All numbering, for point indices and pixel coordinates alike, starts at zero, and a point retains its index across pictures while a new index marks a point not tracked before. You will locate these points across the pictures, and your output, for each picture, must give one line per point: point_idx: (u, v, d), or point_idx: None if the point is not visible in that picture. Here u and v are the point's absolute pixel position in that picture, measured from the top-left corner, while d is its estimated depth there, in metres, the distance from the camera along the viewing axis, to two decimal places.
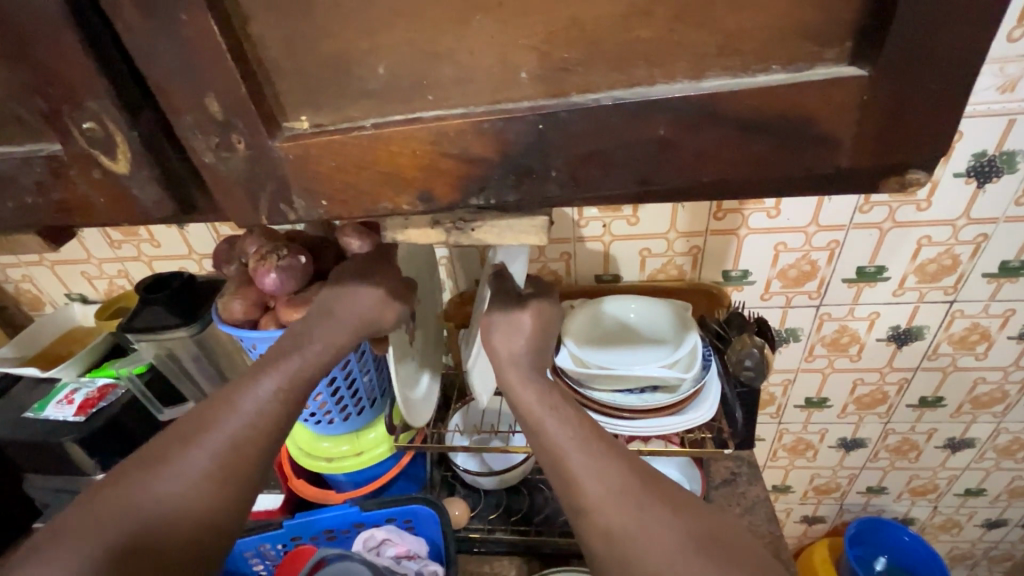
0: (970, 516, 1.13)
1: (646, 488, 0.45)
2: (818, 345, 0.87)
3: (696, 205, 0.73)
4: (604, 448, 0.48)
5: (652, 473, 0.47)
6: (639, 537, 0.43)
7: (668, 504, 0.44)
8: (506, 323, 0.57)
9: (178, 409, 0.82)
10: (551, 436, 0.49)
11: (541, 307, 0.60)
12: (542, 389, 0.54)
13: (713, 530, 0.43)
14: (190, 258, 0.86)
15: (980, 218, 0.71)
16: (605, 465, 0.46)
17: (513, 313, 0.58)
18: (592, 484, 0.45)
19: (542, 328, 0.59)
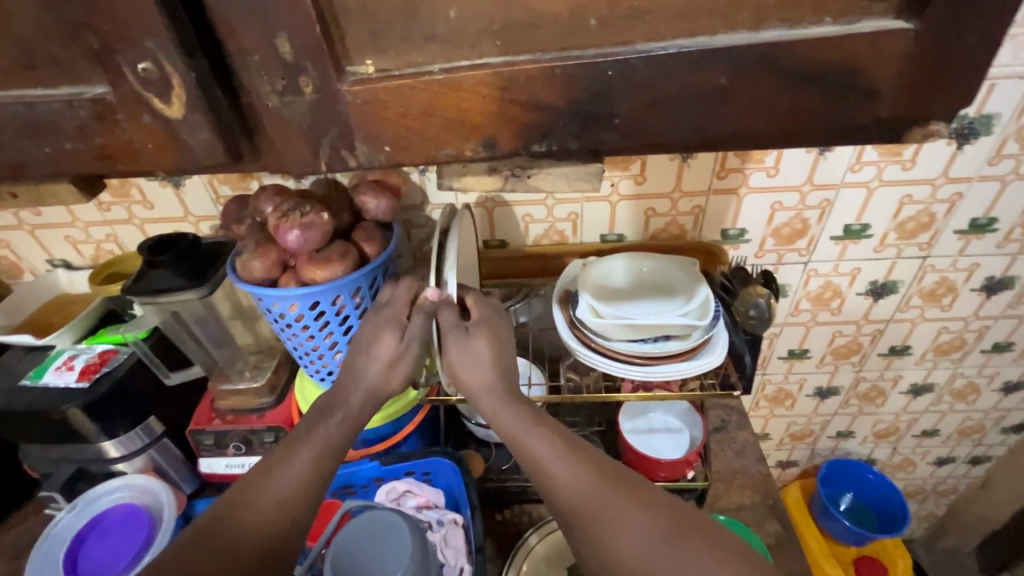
0: (924, 455, 1.25)
1: (617, 491, 0.51)
2: (804, 300, 0.93)
3: (701, 165, 0.76)
4: (577, 460, 0.53)
5: (625, 477, 0.53)
6: (617, 538, 0.49)
7: (636, 502, 0.50)
8: (465, 356, 0.59)
9: (185, 374, 0.82)
10: (531, 455, 0.55)
11: (495, 329, 0.61)
12: (513, 411, 0.57)
13: (682, 521, 0.49)
14: (185, 221, 0.83)
15: (956, 177, 0.76)
16: (581, 475, 0.52)
17: (470, 340, 0.59)
18: (573, 494, 0.52)
19: (493, 352, 0.60)
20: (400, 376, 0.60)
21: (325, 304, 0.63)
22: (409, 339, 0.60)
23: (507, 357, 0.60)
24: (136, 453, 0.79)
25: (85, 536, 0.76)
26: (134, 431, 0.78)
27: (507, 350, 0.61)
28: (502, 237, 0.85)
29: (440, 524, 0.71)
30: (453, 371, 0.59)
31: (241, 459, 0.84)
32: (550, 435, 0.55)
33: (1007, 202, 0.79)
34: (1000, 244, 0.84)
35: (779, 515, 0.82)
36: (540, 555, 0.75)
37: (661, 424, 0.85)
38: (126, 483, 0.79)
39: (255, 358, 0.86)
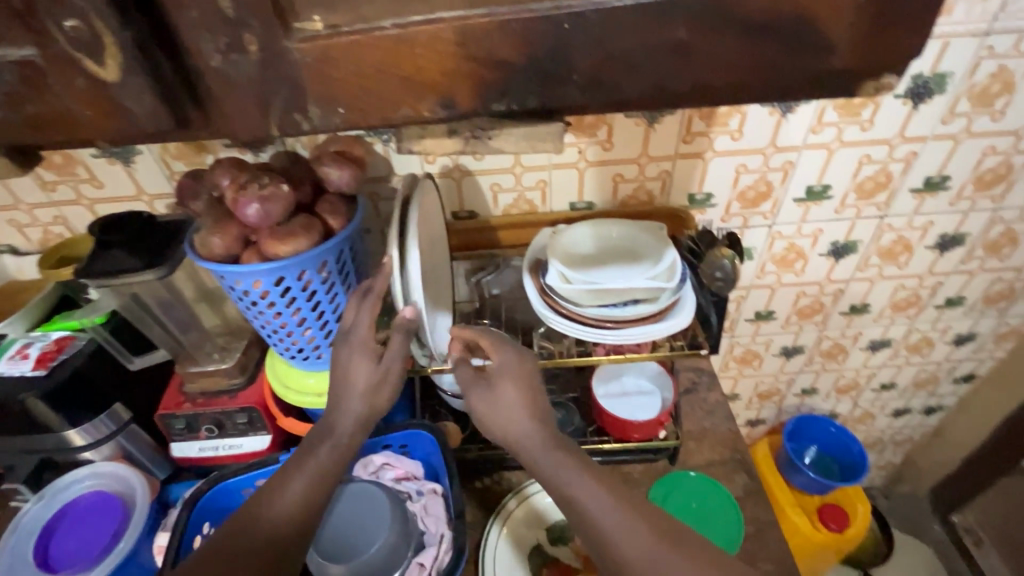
0: (882, 407, 1.32)
1: (665, 546, 0.51)
2: (769, 262, 0.95)
3: (667, 129, 0.76)
4: (627, 512, 0.53)
5: (671, 528, 0.53)
6: None
7: (685, 557, 0.51)
8: (499, 407, 0.59)
9: (149, 359, 0.80)
10: (577, 503, 0.54)
11: (524, 376, 0.60)
12: (556, 458, 0.56)
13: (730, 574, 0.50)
14: (139, 199, 0.80)
15: (912, 137, 0.78)
16: (628, 529, 0.52)
17: (498, 392, 0.59)
18: (623, 550, 0.51)
19: (513, 399, 0.59)
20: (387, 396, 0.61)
21: (290, 279, 0.62)
22: (387, 362, 0.61)
23: (539, 401, 0.60)
24: (103, 441, 0.77)
25: (56, 526, 0.75)
26: (99, 418, 0.76)
27: (539, 394, 0.60)
28: (470, 208, 0.84)
29: (420, 494, 0.72)
30: (484, 419, 0.60)
31: (215, 441, 0.83)
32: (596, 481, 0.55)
33: (959, 160, 0.81)
34: (953, 202, 0.87)
35: (748, 469, 0.85)
36: (521, 517, 0.77)
37: (634, 388, 0.87)
38: (95, 472, 0.77)
39: (222, 340, 0.84)
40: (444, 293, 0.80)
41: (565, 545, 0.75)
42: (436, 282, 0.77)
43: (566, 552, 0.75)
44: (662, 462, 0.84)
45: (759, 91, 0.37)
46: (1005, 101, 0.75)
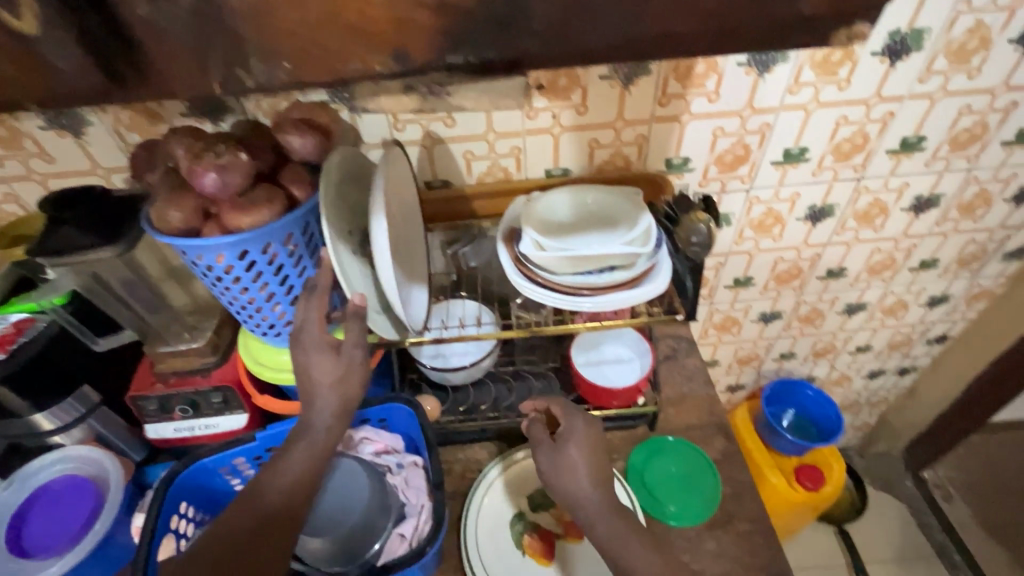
0: (858, 369, 1.34)
1: None
2: (747, 228, 0.95)
3: (643, 91, 0.74)
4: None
5: None
6: None
7: None
8: (563, 469, 0.66)
9: (115, 340, 0.77)
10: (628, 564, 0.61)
11: (586, 442, 0.68)
12: (609, 521, 0.64)
13: None
14: (94, 174, 0.76)
15: (889, 96, 0.77)
16: None
17: (564, 453, 0.67)
18: None
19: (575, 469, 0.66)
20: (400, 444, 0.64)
21: (255, 253, 0.60)
22: (347, 353, 0.59)
23: (598, 462, 0.67)
24: (72, 425, 0.75)
25: (27, 511, 0.74)
26: (65, 401, 0.74)
27: (599, 457, 0.67)
28: (444, 177, 0.82)
29: (400, 467, 0.73)
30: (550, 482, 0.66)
31: (189, 422, 0.82)
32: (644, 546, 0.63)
33: (935, 119, 0.81)
34: (928, 162, 0.87)
35: (725, 432, 0.87)
36: (501, 485, 0.77)
37: (613, 356, 0.87)
38: (66, 456, 0.76)
39: (192, 319, 0.81)
40: (420, 265, 0.78)
41: (546, 511, 0.75)
42: (409, 255, 0.76)
43: (547, 518, 0.75)
44: (642, 428, 0.85)
45: (727, 39, 0.36)
46: (982, 58, 0.74)
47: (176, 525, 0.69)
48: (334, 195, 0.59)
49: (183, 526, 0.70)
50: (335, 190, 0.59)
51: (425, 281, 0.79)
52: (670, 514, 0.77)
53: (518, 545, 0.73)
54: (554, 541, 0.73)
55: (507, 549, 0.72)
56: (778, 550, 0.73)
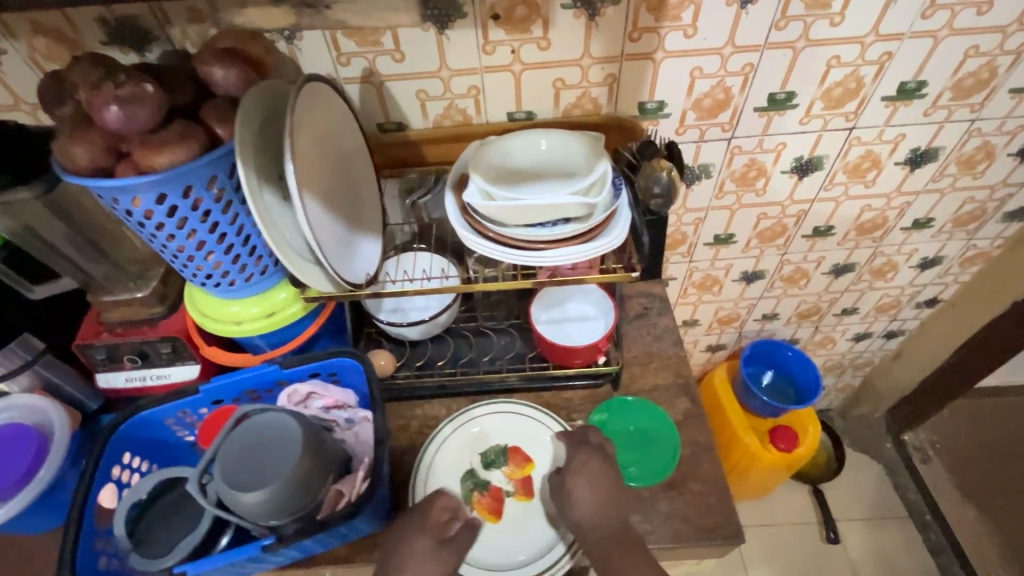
0: (843, 332, 1.31)
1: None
2: (728, 181, 0.89)
3: (612, 24, 0.67)
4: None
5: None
6: None
7: None
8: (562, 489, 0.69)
9: (53, 287, 0.74)
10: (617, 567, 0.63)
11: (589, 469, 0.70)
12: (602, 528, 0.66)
13: None
14: (19, 110, 0.71)
15: (887, 35, 0.70)
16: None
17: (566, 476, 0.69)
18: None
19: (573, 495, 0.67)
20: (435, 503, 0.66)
21: (175, 197, 0.56)
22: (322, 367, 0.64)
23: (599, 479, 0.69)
24: (18, 371, 0.73)
25: None
26: (9, 346, 0.71)
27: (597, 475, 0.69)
28: (398, 119, 0.76)
29: (350, 422, 0.72)
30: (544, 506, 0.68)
31: (140, 372, 0.80)
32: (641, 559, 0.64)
33: (938, 62, 0.73)
34: (927, 112, 0.80)
35: (690, 394, 0.84)
36: (454, 443, 0.76)
37: (578, 314, 0.84)
38: (14, 403, 0.74)
39: (137, 269, 0.77)
40: (370, 217, 0.73)
41: (498, 470, 0.75)
42: (356, 205, 0.71)
43: (499, 476, 0.74)
44: (604, 388, 0.83)
45: None
46: None
47: (118, 475, 0.69)
48: (251, 137, 0.54)
49: (126, 475, 0.70)
50: (253, 132, 0.54)
51: (378, 233, 0.75)
52: (629, 475, 0.75)
53: (467, 502, 0.72)
54: (505, 499, 0.73)
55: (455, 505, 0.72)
56: (731, 513, 0.72)
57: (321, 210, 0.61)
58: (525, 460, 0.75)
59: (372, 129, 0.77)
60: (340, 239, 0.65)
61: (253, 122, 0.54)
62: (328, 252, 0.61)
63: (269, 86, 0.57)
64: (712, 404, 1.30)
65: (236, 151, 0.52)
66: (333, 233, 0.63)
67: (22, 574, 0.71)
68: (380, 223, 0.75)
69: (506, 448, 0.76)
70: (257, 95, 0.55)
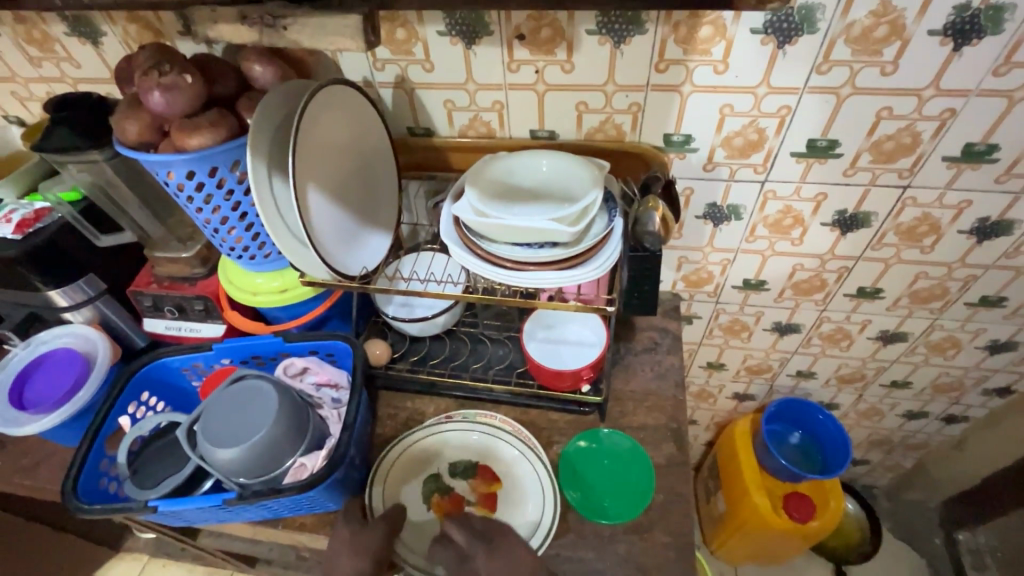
0: (893, 406, 1.19)
1: None
2: (760, 226, 0.84)
3: (637, 53, 0.66)
4: None
5: None
6: None
7: None
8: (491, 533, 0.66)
9: (116, 238, 0.84)
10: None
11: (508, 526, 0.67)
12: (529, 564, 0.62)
13: None
14: (113, 83, 0.82)
15: (950, 91, 0.63)
16: None
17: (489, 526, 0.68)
18: None
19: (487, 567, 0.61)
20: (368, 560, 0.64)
21: (203, 175, 0.62)
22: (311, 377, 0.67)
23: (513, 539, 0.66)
24: (81, 305, 0.85)
25: (32, 373, 0.84)
26: (77, 283, 0.84)
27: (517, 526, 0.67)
28: (426, 125, 0.79)
29: (335, 402, 0.77)
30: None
31: (177, 322, 0.90)
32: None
33: (1013, 126, 0.65)
34: (999, 179, 0.71)
35: (679, 439, 0.81)
36: (427, 445, 0.79)
37: (575, 337, 0.83)
38: (73, 332, 0.86)
39: (185, 231, 0.87)
40: (382, 214, 0.77)
41: (462, 481, 0.76)
42: (369, 202, 0.75)
43: (462, 485, 0.76)
44: (591, 417, 0.82)
45: None
46: None
47: (134, 410, 0.78)
48: (268, 132, 0.59)
49: (142, 411, 0.80)
50: (271, 128, 0.59)
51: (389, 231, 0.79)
52: (602, 511, 0.73)
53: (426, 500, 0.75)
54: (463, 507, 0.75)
55: (414, 502, 0.75)
56: (691, 572, 0.69)
57: (326, 205, 0.66)
58: (494, 479, 0.76)
59: (403, 132, 0.80)
60: (343, 232, 0.69)
61: (272, 117, 0.60)
62: (325, 244, 0.65)
63: (295, 85, 0.62)
64: (729, 456, 1.23)
65: (250, 143, 0.57)
66: (335, 226, 0.68)
67: (54, 477, 0.83)
68: (394, 221, 0.79)
69: (474, 464, 0.78)
70: (278, 93, 0.60)
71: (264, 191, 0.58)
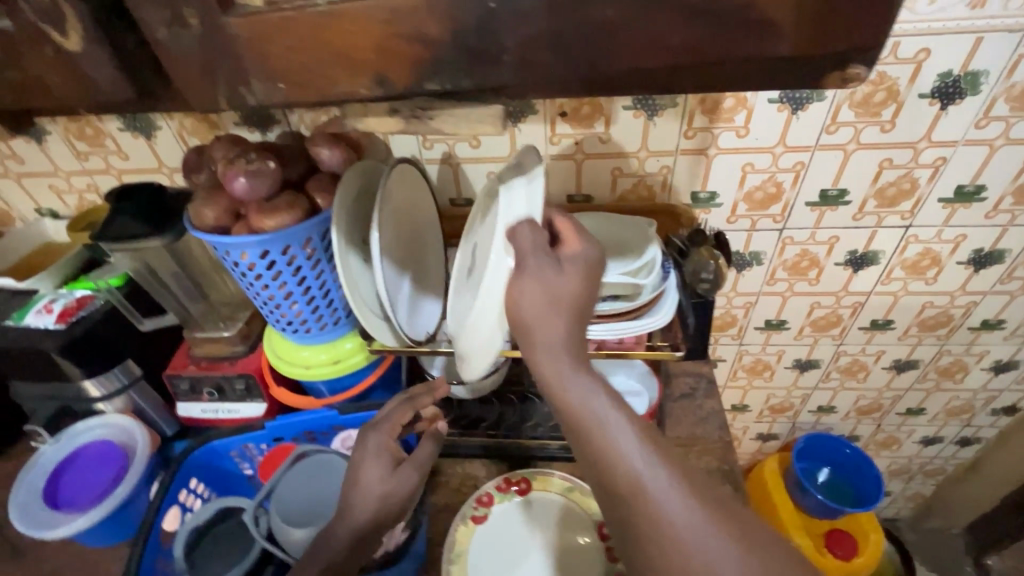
0: (910, 433, 1.23)
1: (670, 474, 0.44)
2: (780, 269, 0.90)
3: (668, 124, 0.73)
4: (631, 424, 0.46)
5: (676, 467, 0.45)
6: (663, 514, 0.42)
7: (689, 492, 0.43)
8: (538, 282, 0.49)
9: (159, 322, 0.85)
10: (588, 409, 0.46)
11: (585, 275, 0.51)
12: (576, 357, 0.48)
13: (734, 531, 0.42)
14: (159, 172, 0.85)
15: (940, 141, 0.72)
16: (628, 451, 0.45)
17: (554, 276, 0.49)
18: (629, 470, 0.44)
19: (596, 284, 0.51)
20: (396, 503, 0.61)
21: (275, 254, 0.64)
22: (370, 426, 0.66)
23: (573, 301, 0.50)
24: (115, 393, 0.83)
25: (64, 470, 0.80)
26: (112, 371, 0.81)
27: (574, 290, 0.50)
28: (468, 196, 0.84)
29: None
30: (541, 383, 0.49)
31: (214, 405, 0.87)
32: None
33: (995, 169, 0.75)
34: (988, 215, 0.80)
35: (734, 481, 0.82)
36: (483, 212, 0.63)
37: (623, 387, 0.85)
38: (106, 422, 0.83)
39: (227, 310, 0.88)
40: (435, 280, 0.80)
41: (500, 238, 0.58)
42: (423, 269, 0.78)
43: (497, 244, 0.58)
44: None
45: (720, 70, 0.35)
46: None
47: (185, 498, 0.75)
48: (347, 208, 0.63)
49: (191, 500, 0.76)
50: (348, 203, 0.63)
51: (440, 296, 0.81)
52: None
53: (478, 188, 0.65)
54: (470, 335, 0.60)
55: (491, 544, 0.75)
56: None
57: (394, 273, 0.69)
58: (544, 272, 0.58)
59: (443, 204, 0.85)
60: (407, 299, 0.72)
61: (348, 193, 0.64)
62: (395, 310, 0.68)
63: (367, 164, 0.67)
64: (762, 498, 1.23)
65: (333, 219, 0.60)
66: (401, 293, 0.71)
67: None
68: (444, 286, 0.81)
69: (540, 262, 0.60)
70: (351, 171, 0.64)
71: (345, 265, 0.61)
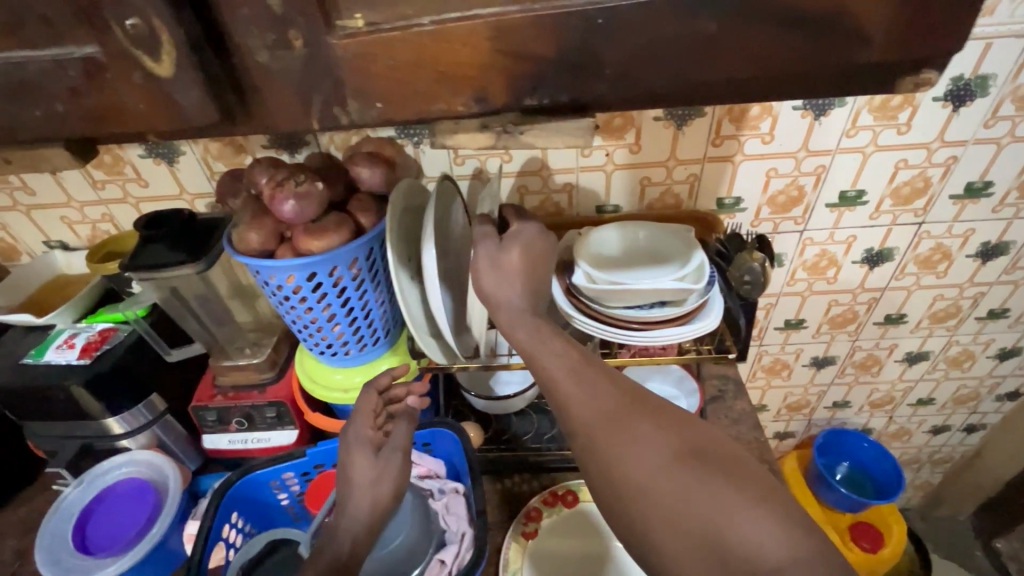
0: (920, 423, 1.27)
1: (632, 410, 0.47)
2: (800, 269, 0.93)
3: (697, 132, 0.75)
4: (595, 376, 0.49)
5: (638, 396, 0.48)
6: (621, 452, 0.45)
7: (653, 420, 0.46)
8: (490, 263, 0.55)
9: (186, 352, 0.82)
10: (546, 366, 0.51)
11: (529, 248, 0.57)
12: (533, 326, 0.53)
13: (692, 441, 0.44)
14: (180, 198, 0.83)
15: (953, 141, 0.76)
16: (590, 388, 0.48)
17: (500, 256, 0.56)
18: (584, 411, 0.48)
19: (538, 258, 0.57)
20: (389, 490, 0.59)
21: (322, 275, 0.63)
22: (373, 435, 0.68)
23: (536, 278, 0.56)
24: (139, 430, 0.79)
25: (92, 510, 0.78)
26: (137, 407, 0.78)
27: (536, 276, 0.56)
28: None
29: (442, 492, 0.73)
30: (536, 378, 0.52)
31: (244, 434, 0.83)
32: (752, 504, 0.40)
33: (1003, 165, 0.79)
34: (995, 209, 0.84)
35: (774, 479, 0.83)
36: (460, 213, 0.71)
37: (659, 392, 0.86)
38: (131, 459, 0.80)
39: (254, 335, 0.86)
40: None
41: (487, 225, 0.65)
42: None
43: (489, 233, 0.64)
44: None
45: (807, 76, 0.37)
46: None
47: (227, 534, 0.72)
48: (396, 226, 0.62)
49: (232, 535, 0.73)
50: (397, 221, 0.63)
51: None
52: None
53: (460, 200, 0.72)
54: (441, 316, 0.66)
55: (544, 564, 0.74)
56: None
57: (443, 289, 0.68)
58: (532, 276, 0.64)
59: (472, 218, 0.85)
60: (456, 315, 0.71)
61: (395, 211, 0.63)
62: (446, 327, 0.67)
63: (412, 181, 0.67)
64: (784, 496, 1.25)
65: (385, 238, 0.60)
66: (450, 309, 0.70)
67: None
68: None
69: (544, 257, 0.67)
70: (398, 189, 0.64)
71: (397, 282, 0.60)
